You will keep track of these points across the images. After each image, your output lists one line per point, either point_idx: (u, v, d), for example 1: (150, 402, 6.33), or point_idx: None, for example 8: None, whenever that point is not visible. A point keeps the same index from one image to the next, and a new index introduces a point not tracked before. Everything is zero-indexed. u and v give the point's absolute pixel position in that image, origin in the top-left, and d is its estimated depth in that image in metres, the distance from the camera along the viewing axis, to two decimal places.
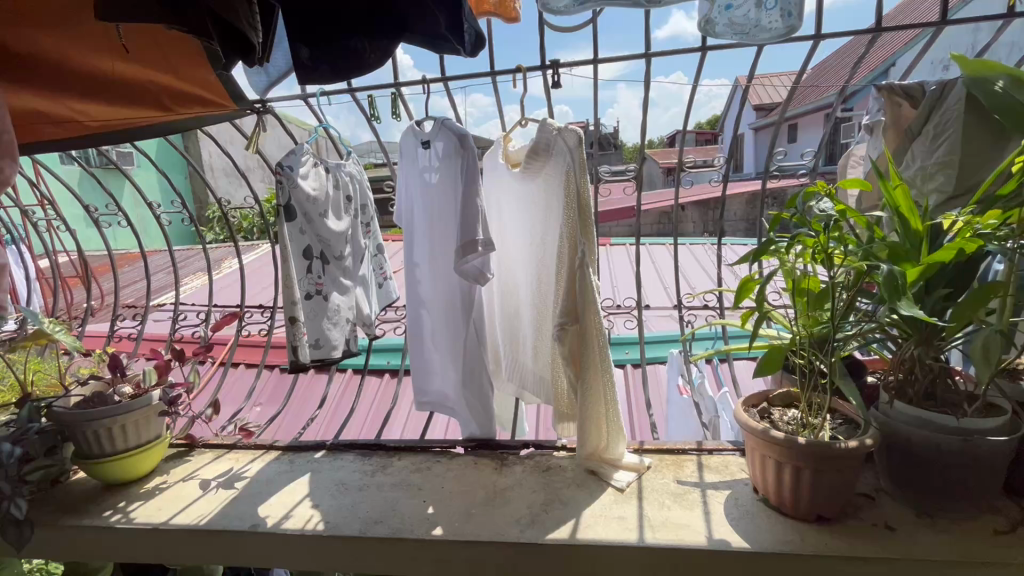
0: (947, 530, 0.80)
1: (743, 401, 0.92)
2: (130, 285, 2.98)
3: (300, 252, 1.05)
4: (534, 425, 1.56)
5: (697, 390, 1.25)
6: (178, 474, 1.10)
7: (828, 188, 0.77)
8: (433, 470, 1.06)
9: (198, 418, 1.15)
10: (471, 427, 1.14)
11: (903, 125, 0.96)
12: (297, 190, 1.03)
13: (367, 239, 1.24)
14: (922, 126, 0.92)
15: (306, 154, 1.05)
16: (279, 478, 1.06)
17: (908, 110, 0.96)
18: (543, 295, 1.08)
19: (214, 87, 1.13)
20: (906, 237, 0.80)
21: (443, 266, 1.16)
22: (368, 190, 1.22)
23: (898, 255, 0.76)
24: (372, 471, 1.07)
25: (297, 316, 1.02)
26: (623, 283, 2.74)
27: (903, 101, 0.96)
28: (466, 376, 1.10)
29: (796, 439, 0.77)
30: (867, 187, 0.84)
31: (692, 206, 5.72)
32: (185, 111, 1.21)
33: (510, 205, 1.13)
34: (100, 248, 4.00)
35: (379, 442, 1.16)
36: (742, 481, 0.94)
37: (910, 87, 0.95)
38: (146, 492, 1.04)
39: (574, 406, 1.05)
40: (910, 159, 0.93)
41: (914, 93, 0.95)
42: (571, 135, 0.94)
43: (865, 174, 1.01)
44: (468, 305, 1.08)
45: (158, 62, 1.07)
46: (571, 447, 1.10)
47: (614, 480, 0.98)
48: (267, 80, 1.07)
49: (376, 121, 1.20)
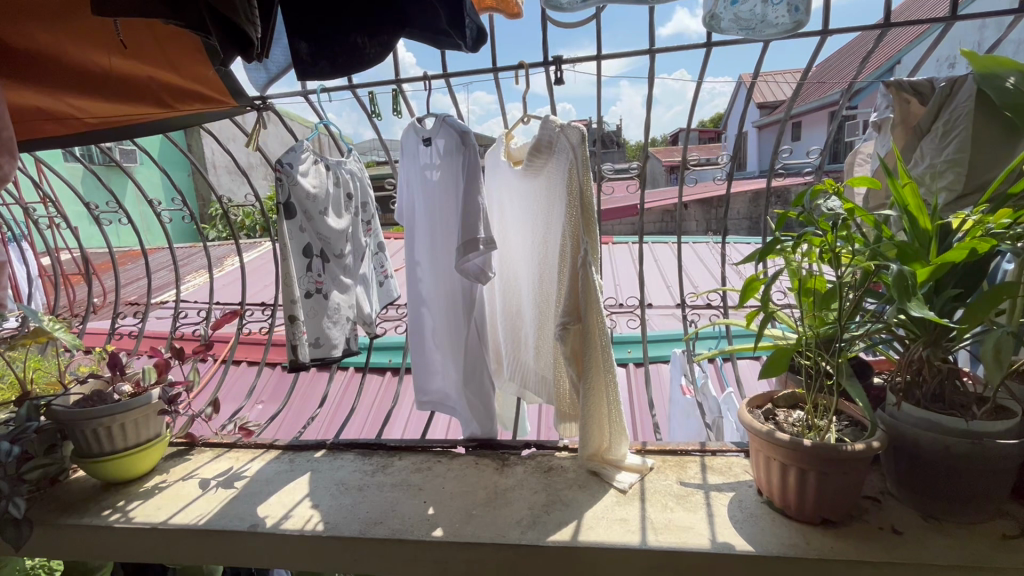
0: (955, 534, 0.79)
1: (747, 402, 0.91)
2: (133, 282, 2.98)
3: (300, 251, 1.04)
4: (536, 425, 1.56)
5: (700, 390, 1.24)
6: (178, 473, 1.10)
7: (836, 186, 0.75)
8: (434, 471, 1.05)
9: (198, 417, 1.15)
10: (472, 427, 1.13)
11: (912, 122, 0.94)
12: (297, 187, 1.02)
13: (368, 237, 1.24)
14: (931, 123, 0.90)
15: (306, 151, 1.04)
16: (279, 477, 1.06)
17: (917, 106, 0.94)
18: (544, 294, 1.07)
19: (213, 82, 1.12)
20: (915, 236, 0.78)
21: (444, 264, 1.15)
22: (369, 187, 1.21)
23: (907, 254, 0.75)
24: (372, 470, 1.06)
25: (296, 315, 1.01)
26: (625, 281, 2.72)
27: (912, 98, 0.94)
28: (467, 376, 1.09)
29: (801, 442, 0.76)
30: (875, 185, 0.82)
31: (695, 204, 5.70)
32: (185, 108, 1.20)
33: (512, 202, 1.12)
34: (102, 247, 4.01)
35: (379, 441, 1.15)
36: (745, 483, 0.93)
37: (918, 83, 0.94)
38: (145, 491, 1.04)
39: (576, 405, 1.04)
40: (918, 157, 0.91)
41: (923, 89, 0.93)
42: (573, 131, 0.93)
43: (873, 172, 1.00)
44: (469, 304, 1.07)
45: (157, 57, 1.06)
46: (573, 447, 1.10)
47: (616, 481, 0.97)
48: (267, 76, 1.07)
49: (377, 118, 1.19)
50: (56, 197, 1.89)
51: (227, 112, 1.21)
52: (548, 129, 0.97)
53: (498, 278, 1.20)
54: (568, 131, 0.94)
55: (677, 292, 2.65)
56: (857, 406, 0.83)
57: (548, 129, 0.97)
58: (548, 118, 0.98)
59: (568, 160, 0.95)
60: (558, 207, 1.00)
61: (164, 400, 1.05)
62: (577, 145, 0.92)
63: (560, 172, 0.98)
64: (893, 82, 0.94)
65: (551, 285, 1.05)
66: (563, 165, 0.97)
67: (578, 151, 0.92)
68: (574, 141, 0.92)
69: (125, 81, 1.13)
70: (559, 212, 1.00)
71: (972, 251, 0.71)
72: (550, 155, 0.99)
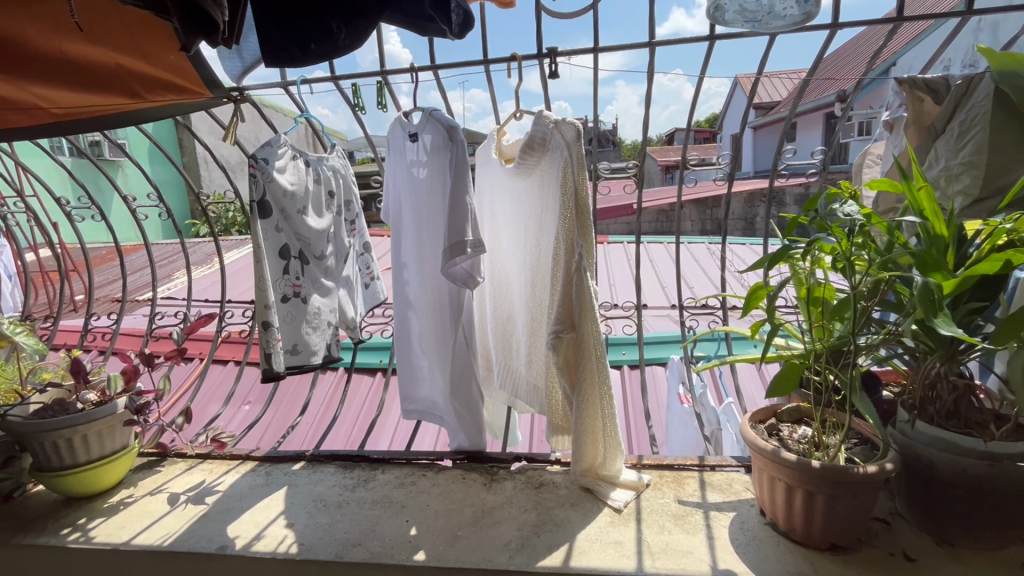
0: (971, 561, 0.74)
1: (750, 416, 0.86)
2: (114, 280, 2.90)
3: (277, 252, 0.97)
4: (528, 434, 1.50)
5: (699, 400, 1.19)
6: (146, 487, 1.03)
7: (853, 189, 0.70)
8: (418, 486, 1.00)
9: (169, 427, 1.08)
10: (460, 439, 1.07)
11: (926, 122, 0.89)
12: (273, 184, 0.95)
13: (352, 238, 1.18)
14: (946, 123, 0.86)
15: (283, 145, 0.97)
16: (253, 493, 1.00)
17: (931, 105, 0.89)
18: (537, 300, 1.02)
19: (186, 70, 1.05)
20: (934, 244, 0.73)
21: (431, 267, 1.09)
22: (353, 185, 1.15)
23: (927, 263, 0.70)
24: (352, 485, 1.00)
25: (270, 320, 0.92)
26: (620, 283, 2.67)
27: (925, 97, 0.89)
28: (454, 385, 1.03)
29: (808, 463, 0.71)
30: (893, 188, 0.77)
31: (690, 204, 5.66)
32: (157, 99, 1.13)
33: (503, 203, 1.06)
34: (83, 243, 3.91)
35: (361, 453, 1.09)
36: (747, 502, 0.88)
37: (933, 80, 0.88)
38: (109, 507, 0.97)
39: (568, 418, 0.98)
40: (932, 158, 0.87)
41: (937, 87, 0.88)
42: (569, 128, 0.87)
43: (883, 174, 0.95)
44: (457, 310, 1.01)
45: (126, 42, 1.00)
46: (566, 461, 1.04)
47: (610, 499, 0.91)
48: (242, 65, 1.01)
49: (361, 112, 1.12)
50: (29, 191, 1.81)
51: (203, 104, 1.14)
52: (542, 125, 0.91)
53: (489, 281, 1.14)
54: (563, 128, 0.88)
55: (673, 294, 2.60)
56: (867, 423, 0.78)
57: (543, 125, 0.91)
58: (542, 114, 0.92)
59: (563, 158, 0.89)
60: (552, 209, 0.94)
61: (131, 410, 0.98)
62: (573, 142, 0.86)
63: (554, 171, 0.92)
64: (906, 79, 0.89)
65: (544, 290, 1.00)
66: (557, 164, 0.91)
67: (574, 148, 0.86)
68: (571, 139, 0.87)
69: (93, 71, 1.06)
70: (553, 213, 0.94)
71: (1002, 263, 0.65)
72: (544, 153, 0.93)
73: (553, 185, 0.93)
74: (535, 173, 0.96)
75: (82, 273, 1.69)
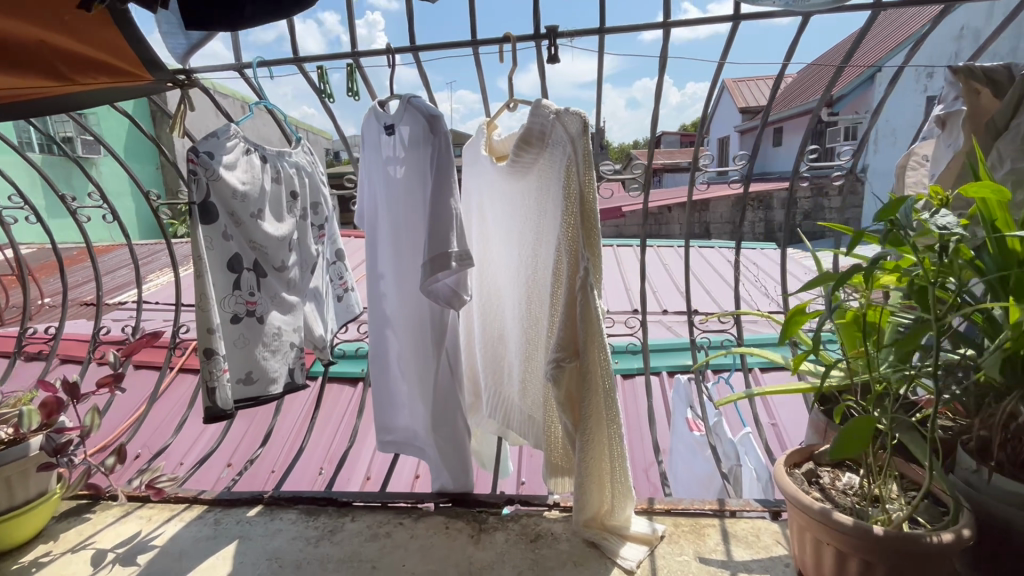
0: None
1: (785, 459, 0.74)
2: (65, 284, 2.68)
3: (225, 264, 0.82)
4: (519, 461, 1.36)
5: (713, 431, 1.05)
6: (69, 541, 0.87)
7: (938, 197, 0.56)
8: (394, 538, 0.85)
9: (99, 468, 0.92)
10: (443, 479, 0.92)
11: (983, 118, 0.77)
12: (219, 183, 0.79)
13: (320, 245, 1.04)
14: (1010, 119, 0.74)
15: (232, 137, 0.81)
16: (197, 549, 0.84)
17: (989, 100, 0.77)
18: (535, 320, 0.88)
19: (125, 51, 0.89)
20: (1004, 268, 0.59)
21: (410, 280, 0.95)
22: (320, 184, 1.00)
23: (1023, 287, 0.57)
24: (317, 538, 0.85)
25: (215, 346, 0.75)
26: (612, 288, 2.55)
27: (982, 89, 0.77)
28: (436, 419, 0.89)
29: (867, 529, 0.59)
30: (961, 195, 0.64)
31: (678, 207, 5.57)
32: (89, 82, 0.97)
33: (494, 206, 0.92)
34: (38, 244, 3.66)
35: (329, 496, 0.94)
36: (780, 561, 0.75)
37: (992, 69, 0.76)
38: (20, 570, 0.81)
39: (569, 457, 0.85)
40: (994, 160, 0.74)
41: (997, 77, 0.76)
42: (573, 119, 0.73)
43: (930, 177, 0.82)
44: (440, 331, 0.87)
45: (42, 13, 0.84)
46: (565, 504, 0.90)
47: (620, 558, 0.78)
48: (186, 43, 0.84)
49: (329, 100, 0.97)
50: None
51: (143, 88, 0.99)
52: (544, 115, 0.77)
53: (479, 295, 1.00)
54: (565, 119, 0.74)
55: (669, 301, 2.48)
56: (924, 473, 0.66)
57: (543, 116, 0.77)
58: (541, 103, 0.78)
59: (566, 158, 0.76)
60: (554, 215, 0.80)
61: (47, 452, 0.82)
62: (577, 136, 0.72)
63: (556, 171, 0.78)
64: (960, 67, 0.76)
65: (543, 308, 0.86)
66: (559, 162, 0.77)
67: (578, 143, 0.72)
68: (574, 133, 0.73)
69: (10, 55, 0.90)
70: (555, 220, 0.80)
71: None
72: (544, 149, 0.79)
73: (554, 185, 0.79)
74: (535, 172, 0.82)
75: (22, 282, 1.51)
